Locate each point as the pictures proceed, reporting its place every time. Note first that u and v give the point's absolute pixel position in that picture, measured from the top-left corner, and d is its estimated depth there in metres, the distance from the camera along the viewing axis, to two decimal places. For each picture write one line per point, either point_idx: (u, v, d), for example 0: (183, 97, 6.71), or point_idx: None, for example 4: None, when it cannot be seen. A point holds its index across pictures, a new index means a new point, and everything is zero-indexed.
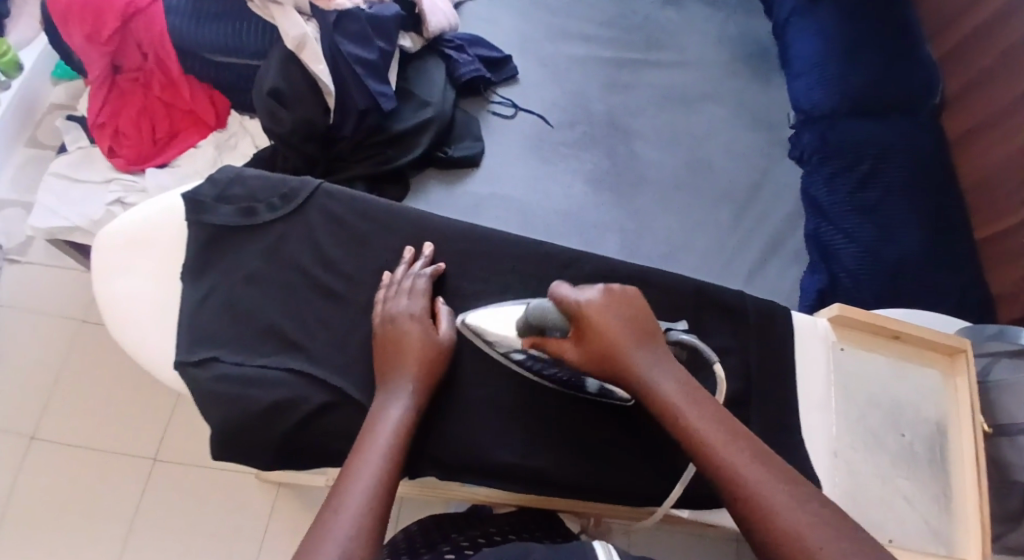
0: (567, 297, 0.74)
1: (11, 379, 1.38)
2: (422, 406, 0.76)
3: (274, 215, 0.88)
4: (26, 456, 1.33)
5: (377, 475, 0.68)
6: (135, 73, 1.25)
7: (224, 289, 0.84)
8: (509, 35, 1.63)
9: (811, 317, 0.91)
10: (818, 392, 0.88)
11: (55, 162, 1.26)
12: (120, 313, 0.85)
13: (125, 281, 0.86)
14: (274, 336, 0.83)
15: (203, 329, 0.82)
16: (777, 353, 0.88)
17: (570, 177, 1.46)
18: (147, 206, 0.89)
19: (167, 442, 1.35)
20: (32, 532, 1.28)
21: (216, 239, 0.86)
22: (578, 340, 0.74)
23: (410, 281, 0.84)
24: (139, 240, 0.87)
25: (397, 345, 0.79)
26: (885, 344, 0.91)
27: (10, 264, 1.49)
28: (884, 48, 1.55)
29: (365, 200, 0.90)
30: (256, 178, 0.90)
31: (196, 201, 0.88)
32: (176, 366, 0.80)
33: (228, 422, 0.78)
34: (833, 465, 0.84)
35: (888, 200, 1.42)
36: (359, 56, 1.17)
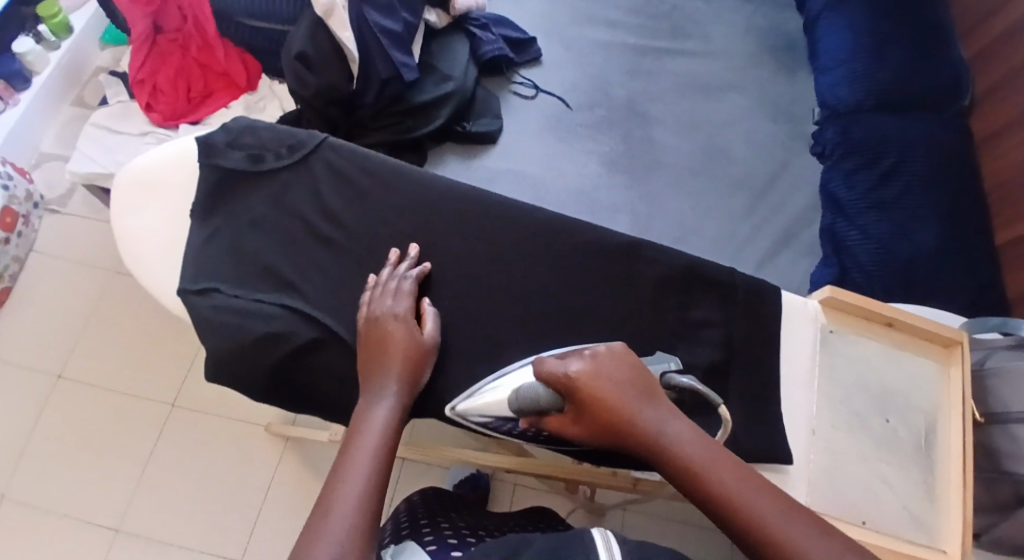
0: (557, 369, 0.72)
1: (43, 320, 1.48)
2: (407, 404, 0.77)
3: (281, 163, 0.92)
4: (51, 393, 1.42)
5: (369, 472, 0.69)
6: (173, 34, 1.29)
7: (230, 229, 0.89)
8: (535, 18, 1.66)
9: (802, 299, 0.91)
10: (802, 369, 0.88)
11: (94, 114, 1.32)
12: (136, 250, 0.90)
13: (144, 218, 0.91)
14: (272, 277, 0.86)
15: (205, 263, 0.86)
16: (763, 327, 0.88)
17: (584, 158, 1.48)
18: (167, 150, 0.93)
19: (183, 391, 1.43)
20: (53, 464, 1.36)
21: (225, 182, 0.90)
22: (577, 417, 0.72)
23: (395, 282, 0.83)
24: (158, 182, 0.92)
25: (381, 344, 0.79)
26: (876, 330, 0.90)
27: (51, 214, 1.58)
28: (911, 46, 1.55)
29: (367, 155, 0.93)
30: (266, 130, 0.94)
31: (209, 145, 0.92)
32: (181, 293, 0.85)
33: (226, 350, 0.83)
34: (811, 442, 0.84)
35: (907, 196, 1.42)
36: (385, 26, 1.20)
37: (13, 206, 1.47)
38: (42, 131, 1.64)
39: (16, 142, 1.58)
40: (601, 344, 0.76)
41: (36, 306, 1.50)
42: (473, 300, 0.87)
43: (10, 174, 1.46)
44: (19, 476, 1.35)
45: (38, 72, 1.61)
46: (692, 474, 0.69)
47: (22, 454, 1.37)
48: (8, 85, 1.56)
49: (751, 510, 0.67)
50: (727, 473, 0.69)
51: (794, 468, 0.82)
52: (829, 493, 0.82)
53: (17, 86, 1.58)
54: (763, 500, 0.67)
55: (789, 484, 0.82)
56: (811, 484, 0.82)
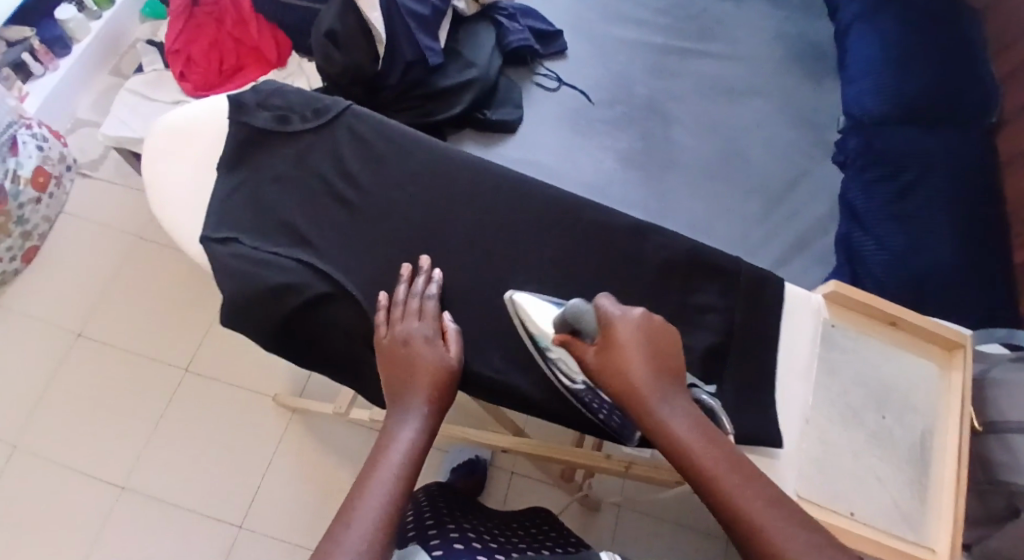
0: (606, 307, 0.76)
1: (69, 279, 1.54)
2: (434, 425, 0.77)
3: (306, 125, 0.94)
4: (69, 350, 1.47)
5: (391, 490, 0.69)
6: (210, 7, 1.32)
7: (252, 183, 0.91)
8: (566, 13, 1.68)
9: (806, 292, 0.93)
10: (799, 361, 0.89)
11: (131, 79, 1.36)
12: (163, 203, 0.92)
13: (174, 173, 0.93)
14: (287, 233, 0.89)
15: (228, 214, 0.89)
16: (764, 316, 0.90)
17: (603, 152, 1.50)
18: (196, 107, 0.96)
19: (197, 357, 1.48)
20: (69, 417, 1.42)
21: (252, 141, 0.93)
22: (601, 350, 0.75)
23: (416, 301, 0.83)
24: (188, 139, 0.94)
25: (403, 368, 0.79)
26: (878, 329, 0.91)
27: (81, 177, 1.63)
28: (940, 60, 1.55)
29: (389, 125, 0.96)
30: (295, 94, 0.97)
31: (239, 105, 0.95)
32: (202, 240, 0.88)
33: (239, 295, 0.85)
34: (802, 430, 0.85)
35: (926, 210, 1.42)
36: (413, 10, 1.23)
37: (47, 166, 1.52)
38: (79, 98, 1.69)
39: (53, 106, 1.63)
40: (652, 315, 0.79)
41: (63, 264, 1.55)
42: (480, 273, 0.89)
43: (45, 136, 1.52)
44: (37, 425, 1.41)
45: (79, 40, 1.65)
46: (688, 457, 0.69)
47: (40, 404, 1.43)
48: (49, 51, 1.62)
49: (741, 496, 0.66)
50: (732, 475, 0.68)
51: (784, 453, 0.83)
52: (817, 480, 0.82)
53: (58, 52, 1.63)
54: (755, 490, 0.67)
55: (776, 468, 0.83)
56: (800, 470, 0.83)
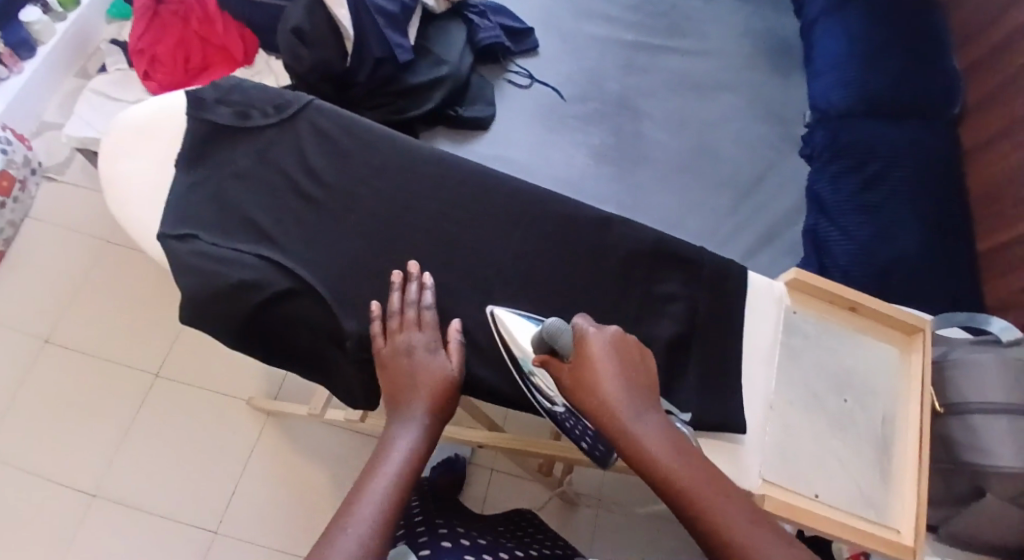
0: (582, 326, 0.78)
1: (36, 283, 1.52)
2: (433, 435, 0.78)
3: (267, 121, 0.94)
4: (37, 356, 1.46)
5: (385, 499, 0.70)
6: (175, 6, 1.30)
7: (213, 180, 0.91)
8: (536, 10, 1.69)
9: (768, 280, 0.93)
10: (762, 346, 0.90)
11: (96, 80, 1.34)
12: (122, 200, 0.91)
13: (133, 169, 0.92)
14: (250, 228, 0.88)
15: (190, 211, 0.89)
16: (727, 304, 0.91)
17: (574, 148, 1.51)
18: (155, 102, 0.95)
19: (169, 361, 1.47)
20: (39, 423, 1.41)
21: (212, 137, 0.92)
22: (576, 369, 0.76)
23: (413, 311, 0.83)
24: (148, 136, 0.93)
25: (402, 378, 0.80)
26: (838, 314, 0.93)
27: (48, 180, 1.62)
28: (904, 52, 1.58)
29: (353, 119, 0.96)
30: (254, 90, 0.96)
31: (198, 100, 0.94)
32: (160, 238, 0.87)
33: (198, 293, 0.85)
34: (766, 416, 0.86)
35: (890, 202, 1.44)
36: (381, 6, 1.23)
37: (11, 170, 1.51)
38: (45, 101, 1.68)
39: (19, 109, 1.62)
40: (627, 332, 0.80)
41: (30, 268, 1.54)
42: (446, 266, 0.89)
43: (9, 140, 1.50)
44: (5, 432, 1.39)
45: (44, 43, 1.63)
46: (660, 472, 0.71)
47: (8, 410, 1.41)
48: (13, 53, 1.60)
49: (712, 509, 0.68)
50: (704, 489, 0.69)
51: (748, 437, 0.85)
52: (781, 463, 0.84)
53: (22, 55, 1.61)
54: (727, 503, 0.68)
55: (741, 452, 0.84)
56: (765, 454, 0.84)
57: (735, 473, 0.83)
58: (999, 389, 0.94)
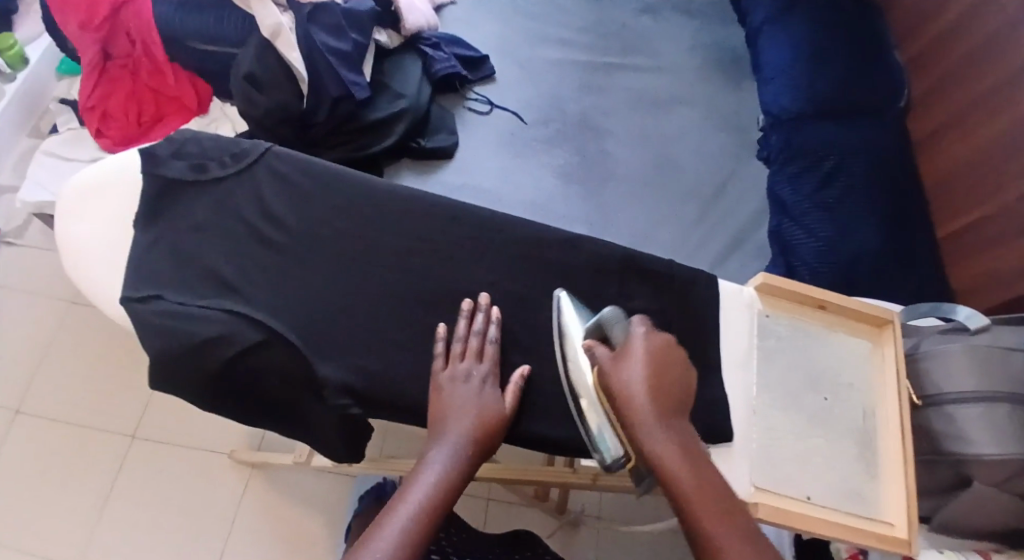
0: (635, 323, 0.80)
1: (10, 351, 1.56)
2: (471, 463, 0.76)
3: (225, 171, 0.93)
4: (11, 426, 1.50)
5: (417, 515, 0.70)
6: (124, 60, 1.27)
7: (171, 236, 0.89)
8: (490, 38, 1.71)
9: (737, 287, 0.95)
10: (738, 350, 0.91)
11: (46, 142, 1.30)
12: (78, 263, 0.89)
13: (87, 229, 0.90)
14: (214, 281, 0.87)
15: (150, 270, 0.86)
16: (699, 314, 0.92)
17: (541, 171, 1.52)
18: (110, 161, 0.92)
19: (145, 422, 1.52)
20: (23, 492, 1.44)
21: (167, 192, 0.91)
22: (618, 358, 0.77)
23: (477, 342, 0.85)
24: (101, 196, 0.91)
25: (453, 405, 0.80)
26: (809, 313, 0.93)
27: (6, 245, 1.68)
28: (847, 54, 1.62)
29: (312, 161, 0.95)
30: (210, 140, 0.95)
31: (152, 156, 0.93)
32: (124, 301, 0.84)
33: (162, 356, 0.82)
34: (748, 421, 0.87)
35: (849, 198, 1.46)
36: (333, 47, 1.22)
37: None
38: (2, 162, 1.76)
39: None
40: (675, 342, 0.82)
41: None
42: (417, 302, 0.89)
43: None
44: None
45: None
46: (670, 476, 0.72)
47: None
48: None
49: (716, 529, 0.69)
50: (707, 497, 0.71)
51: (733, 445, 0.85)
52: (767, 468, 0.83)
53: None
54: (732, 526, 0.69)
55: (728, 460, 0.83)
56: (750, 461, 0.83)
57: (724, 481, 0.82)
58: (970, 376, 0.96)
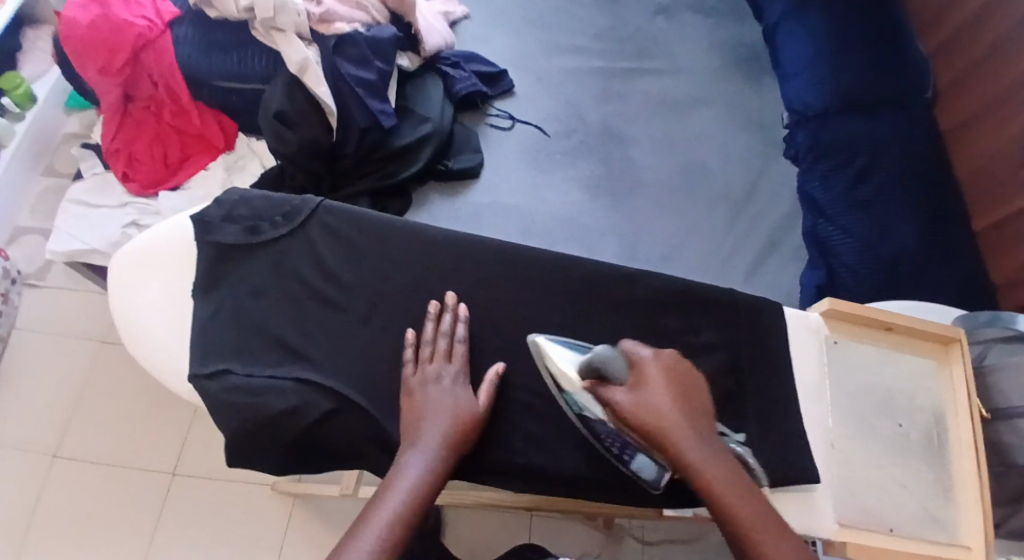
0: (637, 349, 0.79)
1: (41, 395, 1.55)
2: (447, 464, 0.77)
3: (279, 232, 0.91)
4: (48, 473, 1.48)
5: (390, 522, 0.71)
6: (146, 101, 1.24)
7: (231, 303, 0.88)
8: (506, 51, 1.68)
9: (803, 311, 0.93)
10: (810, 382, 0.89)
11: (72, 189, 1.26)
12: (138, 336, 0.88)
13: (145, 302, 0.89)
14: (276, 345, 0.86)
15: (213, 344, 0.86)
16: (769, 342, 0.90)
17: (566, 185, 1.49)
18: (161, 227, 0.92)
19: (182, 460, 1.50)
20: (64, 537, 1.43)
21: (224, 256, 0.90)
22: (635, 391, 0.75)
23: (444, 342, 0.85)
24: (155, 263, 0.90)
25: (425, 408, 0.80)
26: (877, 336, 0.92)
27: (30, 288, 1.66)
28: (870, 44, 1.58)
29: (361, 213, 0.93)
30: (259, 198, 0.93)
31: (204, 223, 0.91)
32: (191, 379, 0.84)
33: (234, 435, 0.82)
34: (827, 453, 0.85)
35: (883, 195, 1.42)
36: (358, 77, 1.20)
37: None
38: (18, 206, 1.76)
39: None
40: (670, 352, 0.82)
41: (30, 384, 1.56)
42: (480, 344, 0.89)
43: None
44: (29, 552, 1.41)
45: (6, 145, 1.70)
46: (717, 494, 0.72)
47: (26, 527, 1.43)
48: None
49: (767, 542, 0.70)
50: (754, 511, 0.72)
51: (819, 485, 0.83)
52: (849, 502, 0.84)
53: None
54: (784, 538, 0.71)
55: (813, 501, 0.83)
56: (835, 499, 0.83)
57: (809, 521, 0.82)
58: None
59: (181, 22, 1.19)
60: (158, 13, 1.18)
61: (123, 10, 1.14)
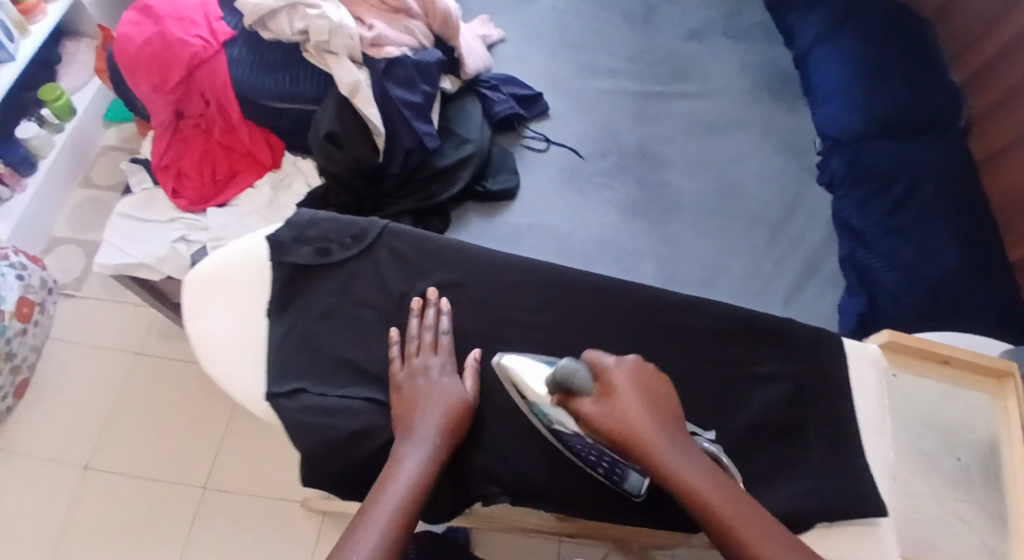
0: (600, 359, 0.84)
1: (74, 405, 1.56)
2: (442, 457, 0.83)
3: (347, 253, 0.97)
4: (79, 484, 1.49)
5: (392, 518, 0.76)
6: (196, 119, 1.27)
7: (302, 325, 0.94)
8: (541, 73, 1.69)
9: (862, 342, 0.99)
10: (871, 415, 0.94)
11: (120, 203, 1.27)
12: (212, 352, 0.92)
13: (219, 321, 0.93)
14: (349, 368, 0.92)
15: (288, 364, 0.91)
16: (829, 370, 0.96)
17: (604, 207, 1.50)
18: (232, 248, 0.97)
19: (214, 474, 1.51)
20: (94, 549, 1.43)
21: (296, 277, 0.96)
22: (601, 401, 0.81)
23: (428, 335, 0.92)
24: (229, 283, 0.95)
25: (418, 401, 0.87)
26: (932, 368, 0.97)
27: (66, 298, 1.69)
28: (905, 69, 1.58)
29: (427, 238, 1.00)
30: (328, 222, 0.99)
31: (278, 244, 0.97)
32: (267, 397, 0.89)
33: (313, 454, 0.87)
34: (890, 485, 0.90)
35: (923, 221, 1.40)
36: (406, 99, 1.22)
37: (30, 294, 1.56)
38: (54, 217, 1.77)
39: (29, 228, 1.70)
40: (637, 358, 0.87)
41: (64, 394, 1.58)
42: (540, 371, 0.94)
43: (24, 265, 1.55)
44: None
45: (44, 156, 1.74)
46: (694, 491, 0.78)
47: (56, 538, 1.44)
48: (16, 172, 1.68)
49: (746, 529, 0.76)
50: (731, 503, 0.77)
51: (884, 520, 0.88)
52: (910, 535, 0.88)
53: (23, 171, 1.70)
54: (761, 527, 0.76)
55: (878, 536, 0.87)
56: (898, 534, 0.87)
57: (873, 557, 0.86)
58: None
59: (235, 43, 1.23)
60: (213, 32, 1.22)
61: (179, 28, 1.19)
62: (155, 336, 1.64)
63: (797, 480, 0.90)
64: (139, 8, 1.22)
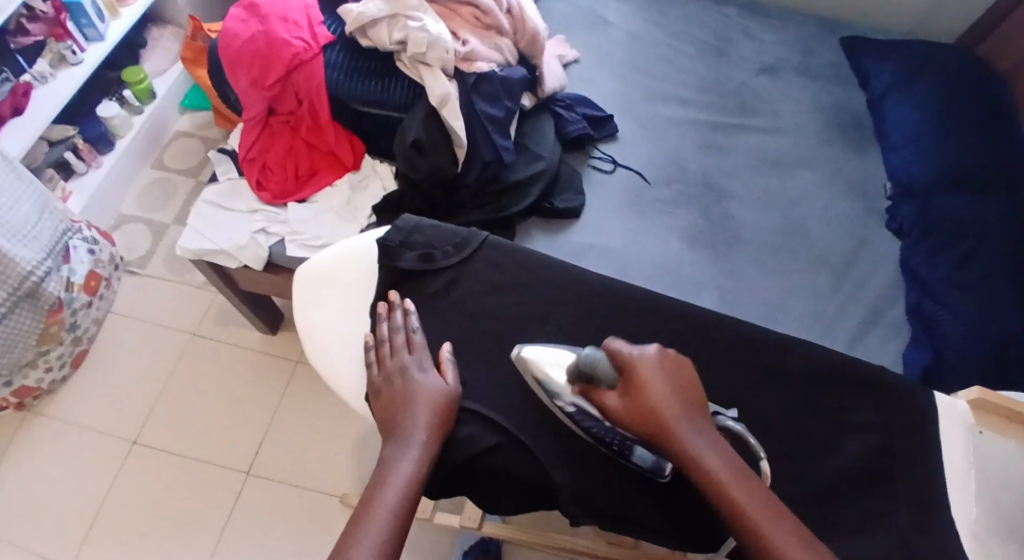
0: (622, 349, 0.89)
1: (128, 381, 1.61)
2: (431, 455, 0.92)
3: (449, 260, 1.09)
4: (126, 458, 1.53)
5: (391, 514, 0.86)
6: (286, 116, 1.32)
7: None
8: (611, 96, 1.71)
9: (951, 399, 1.02)
10: (957, 470, 0.97)
11: (206, 189, 1.33)
12: (319, 338, 1.07)
13: (328, 311, 1.09)
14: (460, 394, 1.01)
15: None
16: (921, 427, 1.01)
17: (667, 233, 1.51)
18: (337, 250, 1.13)
19: (258, 461, 1.54)
20: (136, 522, 1.47)
21: (402, 281, 1.08)
22: (623, 394, 0.88)
23: (400, 336, 1.02)
24: (333, 278, 1.11)
25: (406, 401, 0.95)
26: (1018, 430, 0.99)
27: (131, 275, 1.74)
28: (975, 125, 1.57)
29: (520, 250, 1.11)
30: (434, 231, 1.11)
31: (387, 246, 1.10)
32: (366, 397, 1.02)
33: None
34: (973, 547, 0.93)
35: (992, 279, 1.38)
36: (490, 115, 1.26)
37: (99, 269, 1.62)
38: (124, 195, 1.83)
39: (97, 204, 1.75)
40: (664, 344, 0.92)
41: (120, 369, 1.63)
42: None
43: (95, 239, 1.62)
44: (102, 532, 1.46)
45: (122, 136, 1.81)
46: (711, 479, 0.84)
47: (100, 508, 1.48)
48: (94, 148, 1.75)
49: (761, 520, 0.81)
50: (747, 495, 0.83)
51: None
52: None
53: (101, 149, 1.77)
54: (775, 519, 0.82)
55: None
56: None
57: None
58: None
59: (334, 47, 1.28)
60: (314, 35, 1.27)
61: (283, 29, 1.25)
62: (212, 320, 1.69)
63: (875, 537, 0.95)
64: (246, 6, 1.29)
